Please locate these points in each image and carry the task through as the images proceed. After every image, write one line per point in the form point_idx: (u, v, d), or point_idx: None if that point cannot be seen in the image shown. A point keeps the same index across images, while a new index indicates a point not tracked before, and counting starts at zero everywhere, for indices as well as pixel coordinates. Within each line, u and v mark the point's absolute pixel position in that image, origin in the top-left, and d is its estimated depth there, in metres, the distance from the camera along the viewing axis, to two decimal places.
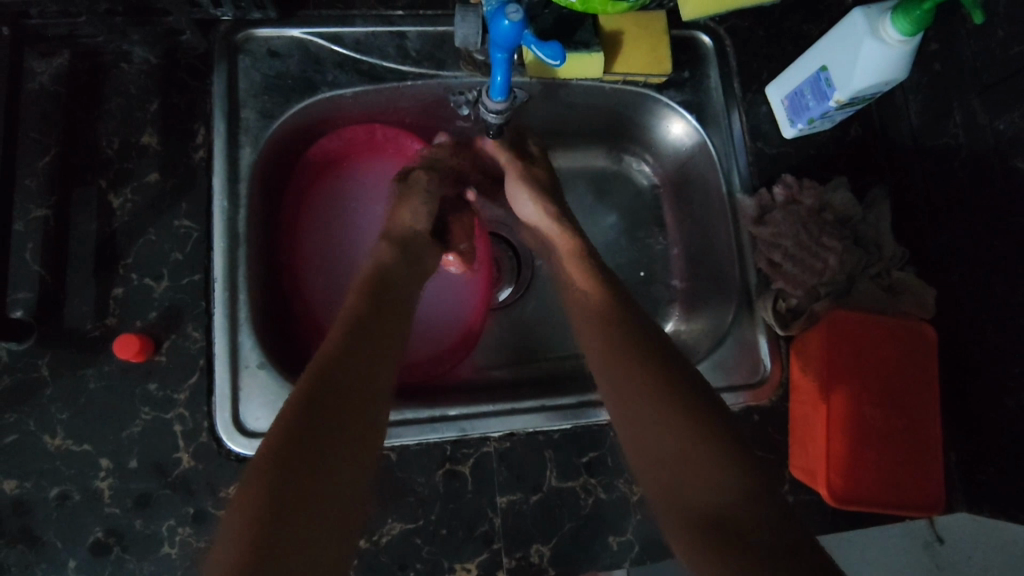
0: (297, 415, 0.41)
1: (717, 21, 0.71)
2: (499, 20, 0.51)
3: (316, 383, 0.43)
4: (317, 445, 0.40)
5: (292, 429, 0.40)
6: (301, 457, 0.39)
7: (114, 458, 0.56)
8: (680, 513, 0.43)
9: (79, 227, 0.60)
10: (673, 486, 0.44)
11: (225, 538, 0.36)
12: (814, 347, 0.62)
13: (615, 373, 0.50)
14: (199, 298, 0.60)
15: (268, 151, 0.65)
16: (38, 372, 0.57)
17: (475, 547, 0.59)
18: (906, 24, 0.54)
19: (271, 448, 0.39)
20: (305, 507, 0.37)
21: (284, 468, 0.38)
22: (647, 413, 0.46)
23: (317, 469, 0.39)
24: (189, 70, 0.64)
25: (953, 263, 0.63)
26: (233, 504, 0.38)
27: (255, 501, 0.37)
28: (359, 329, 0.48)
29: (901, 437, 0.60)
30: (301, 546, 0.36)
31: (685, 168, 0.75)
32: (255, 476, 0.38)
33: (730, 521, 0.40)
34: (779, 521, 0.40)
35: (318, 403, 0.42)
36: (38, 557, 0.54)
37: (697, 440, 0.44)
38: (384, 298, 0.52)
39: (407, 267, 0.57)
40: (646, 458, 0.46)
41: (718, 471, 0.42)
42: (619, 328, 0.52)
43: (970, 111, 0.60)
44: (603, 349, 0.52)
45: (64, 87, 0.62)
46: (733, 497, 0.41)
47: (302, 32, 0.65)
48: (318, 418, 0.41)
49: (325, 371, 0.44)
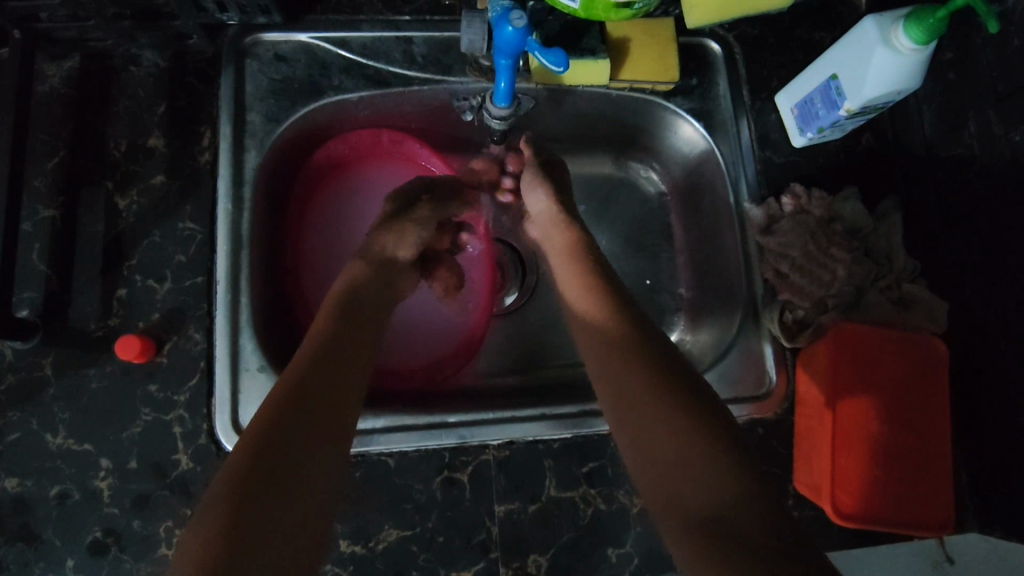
0: (271, 412, 0.41)
1: (727, 28, 0.70)
2: (502, 27, 0.51)
3: (293, 383, 0.43)
4: (292, 442, 0.40)
5: (268, 419, 0.40)
6: (276, 452, 0.39)
7: (114, 459, 0.56)
8: (677, 517, 0.42)
9: (86, 228, 0.60)
10: (670, 491, 0.43)
11: (196, 532, 0.36)
12: (821, 362, 0.61)
13: (608, 387, 0.50)
14: (201, 301, 0.60)
15: (273, 155, 0.65)
16: (42, 370, 0.58)
17: (471, 556, 0.58)
18: (918, 33, 0.53)
19: (244, 445, 0.39)
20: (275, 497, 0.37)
21: (258, 463, 0.38)
22: (645, 417, 0.46)
23: (290, 465, 0.39)
24: (197, 73, 0.64)
25: (965, 276, 0.62)
26: (211, 492, 0.38)
27: (228, 495, 0.37)
28: (337, 334, 0.49)
29: (909, 454, 0.59)
30: (273, 540, 0.36)
31: (692, 176, 0.74)
32: (229, 471, 0.38)
33: (723, 525, 0.39)
34: (776, 523, 0.39)
35: (294, 402, 0.42)
36: (37, 555, 0.54)
37: (690, 444, 0.43)
38: (365, 306, 0.53)
39: (381, 276, 0.58)
40: (643, 464, 0.46)
41: (714, 473, 0.41)
42: (616, 332, 0.52)
43: (985, 121, 0.58)
44: (597, 361, 0.52)
45: (74, 89, 0.62)
46: (727, 499, 0.40)
47: (309, 37, 0.65)
48: (293, 415, 0.41)
49: (301, 372, 0.44)
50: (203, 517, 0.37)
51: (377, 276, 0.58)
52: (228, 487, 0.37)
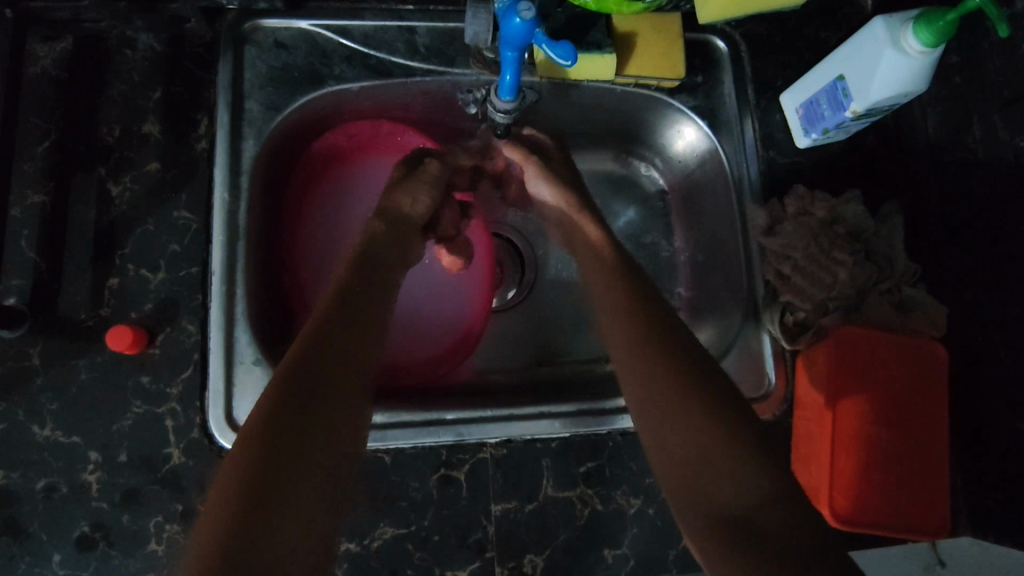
0: (283, 395, 0.40)
1: (733, 26, 0.70)
2: (510, 18, 0.50)
3: (305, 365, 0.42)
4: (302, 426, 0.39)
5: (276, 405, 0.39)
6: (287, 442, 0.38)
7: (104, 452, 0.55)
8: (697, 513, 0.42)
9: (77, 214, 0.59)
10: (689, 484, 0.43)
11: (206, 521, 0.35)
12: (820, 363, 0.61)
13: (633, 370, 0.50)
14: (195, 292, 0.59)
15: (272, 143, 0.64)
16: (29, 360, 0.56)
17: (467, 555, 0.58)
18: (928, 35, 0.53)
19: (252, 429, 0.38)
20: (287, 487, 0.36)
21: (268, 449, 0.37)
22: (666, 410, 0.46)
23: (301, 455, 0.38)
24: (194, 58, 0.63)
25: (967, 282, 0.62)
26: (219, 481, 0.37)
27: (238, 485, 0.36)
28: (345, 307, 0.47)
29: (908, 458, 0.59)
30: (287, 531, 0.35)
31: (695, 175, 0.74)
32: (237, 458, 0.37)
33: (743, 521, 0.39)
34: (800, 523, 0.38)
35: (303, 385, 0.41)
36: (23, 549, 0.53)
37: (709, 439, 0.43)
38: (375, 278, 0.52)
39: (399, 243, 0.58)
40: (661, 450, 0.46)
41: (731, 474, 0.41)
42: (636, 319, 0.52)
43: (990, 127, 0.58)
44: (624, 344, 0.52)
45: (65, 71, 0.61)
46: (747, 499, 0.40)
47: (310, 25, 0.64)
48: (303, 400, 0.40)
49: (308, 350, 0.43)
50: (213, 504, 0.36)
51: (388, 238, 0.57)
52: (237, 474, 0.36)
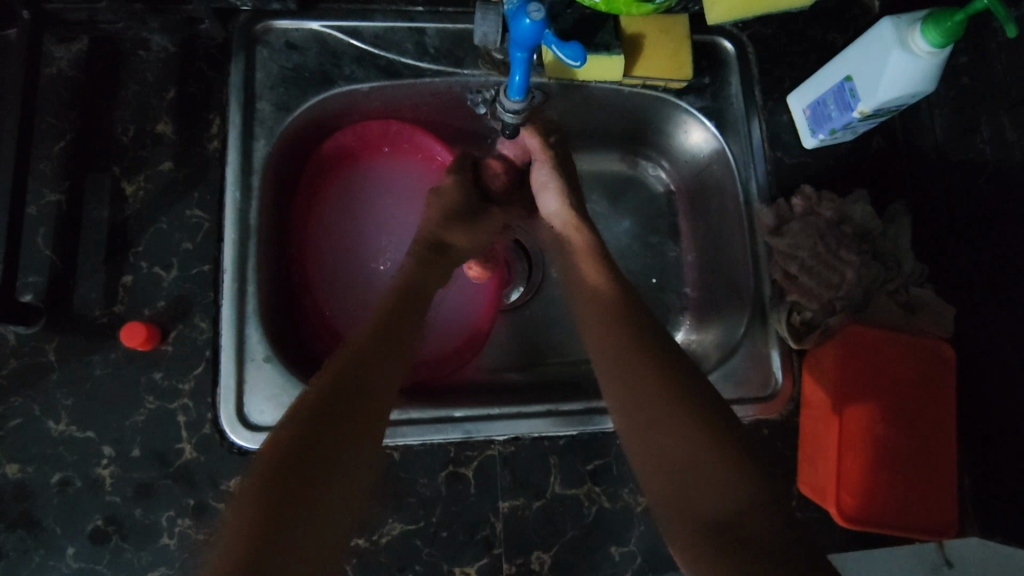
0: (307, 422, 0.43)
1: (740, 27, 0.70)
2: (519, 19, 0.50)
3: (329, 394, 0.45)
4: (321, 451, 0.42)
5: (300, 430, 0.43)
6: (304, 466, 0.41)
7: (118, 447, 0.56)
8: (681, 516, 0.43)
9: (92, 213, 0.60)
10: (672, 487, 0.44)
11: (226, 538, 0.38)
12: (829, 362, 0.61)
13: (612, 370, 0.50)
14: (207, 289, 0.60)
15: (283, 143, 0.65)
16: (44, 356, 0.57)
17: (475, 552, 0.58)
18: (936, 36, 0.53)
19: (274, 454, 0.42)
20: (307, 509, 0.40)
21: (287, 474, 0.40)
22: (652, 417, 0.46)
23: (321, 478, 0.41)
24: (207, 59, 0.64)
25: (975, 281, 0.62)
26: (241, 500, 0.40)
27: (258, 506, 0.39)
28: (379, 340, 0.50)
29: (915, 458, 0.59)
30: (297, 554, 0.38)
31: (702, 175, 0.74)
32: (258, 481, 0.40)
33: (727, 526, 0.40)
34: (782, 530, 0.39)
35: (319, 411, 0.44)
36: (38, 542, 0.54)
37: (699, 444, 0.44)
38: (407, 309, 0.55)
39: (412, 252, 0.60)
40: (643, 452, 0.46)
41: (717, 476, 0.42)
42: (620, 321, 0.52)
43: (998, 126, 0.58)
44: (608, 346, 0.52)
45: (82, 73, 0.62)
46: (732, 504, 0.41)
47: (322, 26, 0.65)
48: (326, 427, 0.43)
49: (337, 379, 0.46)
50: (230, 527, 0.39)
51: None
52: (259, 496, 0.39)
